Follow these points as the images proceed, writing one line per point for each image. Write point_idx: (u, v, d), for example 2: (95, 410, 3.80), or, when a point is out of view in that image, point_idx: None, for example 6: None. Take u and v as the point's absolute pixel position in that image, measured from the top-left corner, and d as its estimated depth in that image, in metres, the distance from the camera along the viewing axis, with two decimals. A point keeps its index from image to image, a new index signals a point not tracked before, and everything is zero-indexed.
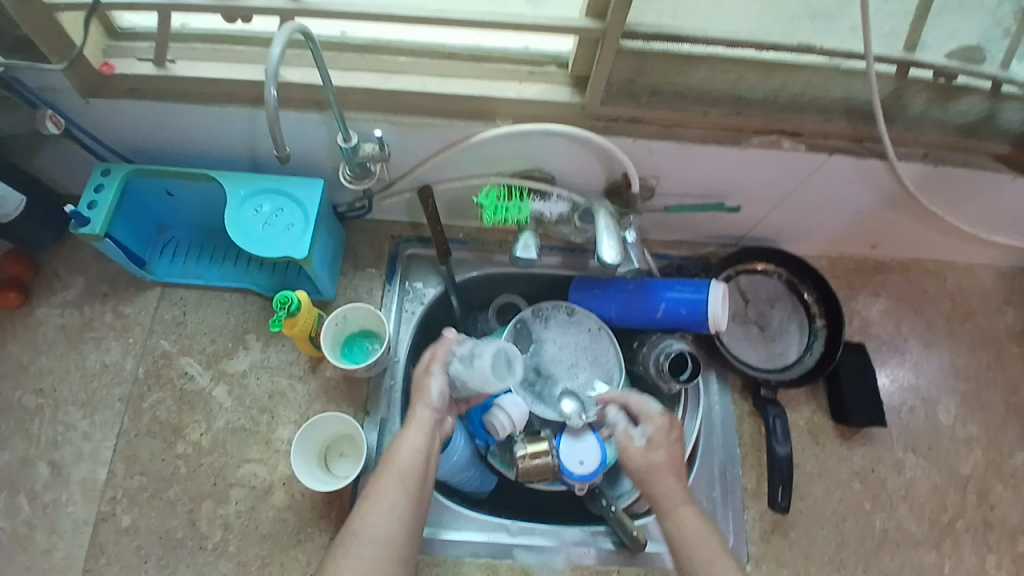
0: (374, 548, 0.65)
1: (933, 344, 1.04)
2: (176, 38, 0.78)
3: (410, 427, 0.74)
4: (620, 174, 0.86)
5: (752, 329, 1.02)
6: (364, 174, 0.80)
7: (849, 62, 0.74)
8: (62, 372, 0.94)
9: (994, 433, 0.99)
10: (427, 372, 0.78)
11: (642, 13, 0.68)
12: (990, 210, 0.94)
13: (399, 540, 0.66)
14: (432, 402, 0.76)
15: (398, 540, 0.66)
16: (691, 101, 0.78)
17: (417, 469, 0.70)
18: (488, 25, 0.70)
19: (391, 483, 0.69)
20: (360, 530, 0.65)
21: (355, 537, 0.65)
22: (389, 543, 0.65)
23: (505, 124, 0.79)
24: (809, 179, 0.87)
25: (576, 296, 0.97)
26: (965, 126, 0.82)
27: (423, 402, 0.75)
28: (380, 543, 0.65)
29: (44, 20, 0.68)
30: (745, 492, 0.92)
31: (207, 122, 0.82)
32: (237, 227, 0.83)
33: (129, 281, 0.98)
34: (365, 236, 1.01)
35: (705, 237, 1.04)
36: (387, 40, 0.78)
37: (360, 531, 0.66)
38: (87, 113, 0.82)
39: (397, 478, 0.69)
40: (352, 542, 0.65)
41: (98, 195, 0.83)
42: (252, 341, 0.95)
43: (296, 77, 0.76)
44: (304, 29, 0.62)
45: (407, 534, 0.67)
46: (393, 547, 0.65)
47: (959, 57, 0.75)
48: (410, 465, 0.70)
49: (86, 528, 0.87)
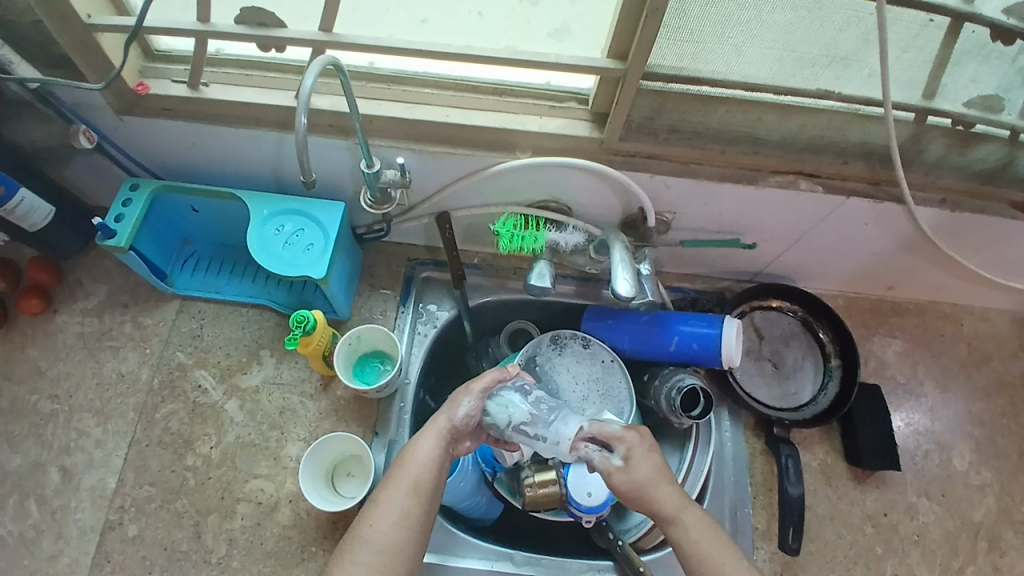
0: (383, 557, 0.63)
1: (947, 388, 1.02)
2: (211, 63, 0.80)
3: (425, 432, 0.73)
4: (636, 209, 0.88)
5: (766, 366, 1.01)
6: (384, 200, 0.81)
7: (870, 109, 0.74)
8: (78, 379, 0.95)
9: (1008, 481, 0.98)
10: (467, 388, 0.78)
11: (661, 57, 0.69)
12: (1006, 256, 0.94)
13: (406, 549, 0.64)
14: (457, 417, 0.75)
15: (404, 549, 0.64)
16: (709, 140, 0.78)
17: (429, 478, 0.69)
18: (511, 63, 0.71)
19: (400, 490, 0.67)
20: (367, 536, 0.64)
21: (362, 543, 0.63)
22: (394, 551, 0.64)
23: (524, 156, 0.80)
24: (826, 219, 0.87)
25: (589, 325, 0.98)
26: (983, 172, 0.82)
27: (450, 417, 0.75)
28: (385, 550, 0.63)
29: (85, 40, 0.71)
30: (755, 531, 0.91)
31: (235, 144, 0.84)
32: (259, 244, 0.85)
33: (150, 292, 1.00)
34: (382, 257, 1.03)
35: (720, 272, 1.04)
36: (413, 72, 0.80)
37: (369, 537, 0.64)
38: (119, 130, 0.84)
39: (408, 484, 0.67)
40: (360, 548, 0.63)
41: (125, 209, 0.86)
42: (266, 357, 0.97)
43: (325, 104, 0.78)
44: (334, 60, 0.64)
45: (413, 543, 0.65)
46: (398, 555, 0.64)
47: (977, 106, 0.76)
48: (422, 472, 0.69)
49: (93, 535, 0.87)
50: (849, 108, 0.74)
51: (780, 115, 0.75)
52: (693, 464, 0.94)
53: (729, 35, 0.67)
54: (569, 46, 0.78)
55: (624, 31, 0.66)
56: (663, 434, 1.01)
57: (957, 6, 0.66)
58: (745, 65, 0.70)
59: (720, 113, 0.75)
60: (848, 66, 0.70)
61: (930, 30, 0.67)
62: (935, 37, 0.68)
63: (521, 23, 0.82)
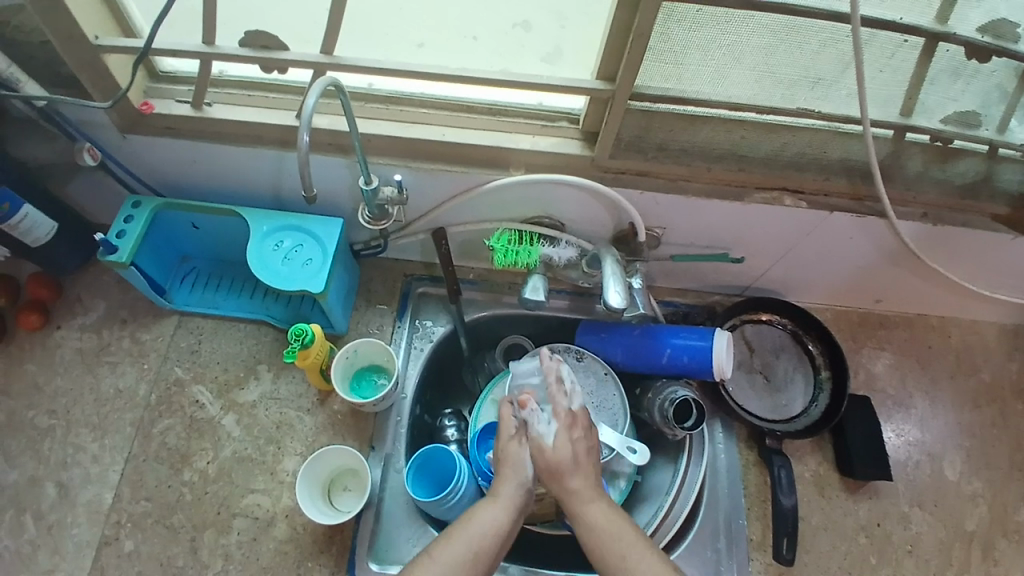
0: None
1: (936, 399, 1.04)
2: (214, 84, 0.83)
3: (499, 497, 0.74)
4: (627, 224, 0.90)
5: (757, 378, 1.03)
6: (381, 216, 0.83)
7: (849, 128, 0.77)
8: (76, 394, 0.96)
9: (999, 490, 0.99)
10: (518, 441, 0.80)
11: (648, 77, 0.72)
12: (989, 269, 0.96)
13: None
14: (528, 483, 0.76)
15: None
16: (696, 157, 0.81)
17: (488, 544, 0.69)
18: (506, 83, 0.74)
19: (459, 551, 0.68)
20: None
21: None
22: None
23: (518, 173, 0.83)
24: (813, 233, 0.90)
25: (582, 339, 0.99)
26: (964, 186, 0.85)
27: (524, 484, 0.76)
28: None
29: (90, 61, 0.73)
30: (750, 543, 0.92)
31: (238, 163, 0.87)
32: (258, 260, 0.87)
33: (149, 309, 1.02)
34: (378, 273, 1.04)
35: (711, 286, 1.06)
36: (410, 93, 0.83)
37: None
38: (122, 149, 0.87)
39: (467, 551, 0.68)
40: None
41: (127, 225, 0.88)
42: (264, 371, 0.98)
43: (325, 124, 0.81)
44: (335, 81, 0.66)
45: None
46: None
47: (956, 122, 0.78)
48: (484, 538, 0.69)
49: (88, 550, 0.88)
50: (830, 125, 0.77)
51: (763, 132, 0.78)
52: (686, 475, 0.95)
53: (713, 55, 0.70)
54: (560, 67, 0.81)
55: (612, 52, 0.69)
56: (656, 446, 1.03)
57: (931, 27, 0.69)
58: (728, 85, 0.73)
59: (706, 131, 0.78)
60: (827, 86, 0.73)
61: (905, 50, 0.71)
62: (909, 57, 0.72)
63: (513, 48, 0.85)
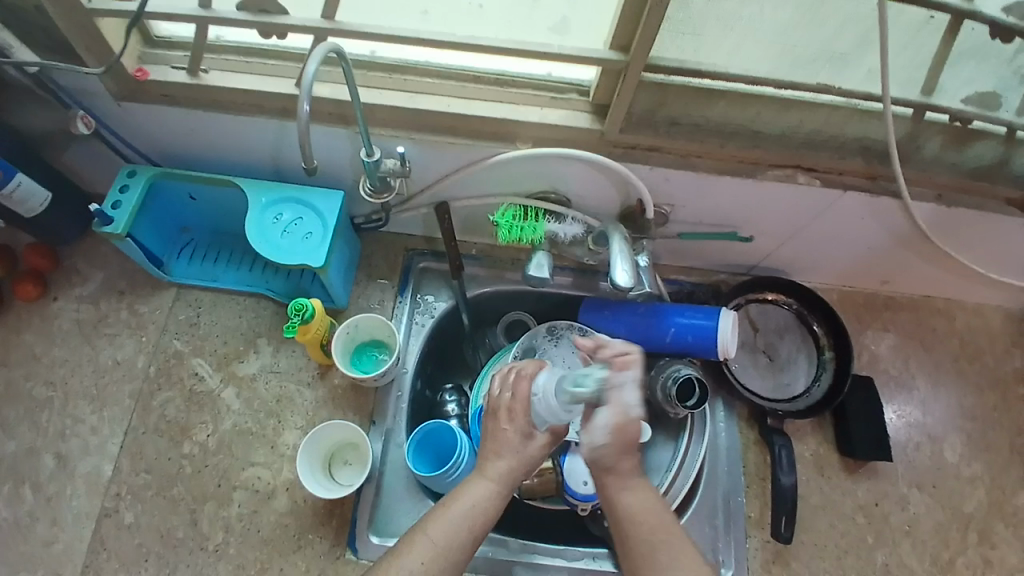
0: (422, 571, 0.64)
1: (939, 382, 1.04)
2: (211, 49, 0.80)
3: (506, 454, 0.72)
4: (635, 201, 0.88)
5: (761, 359, 1.02)
6: (384, 189, 0.81)
7: (868, 104, 0.75)
8: (74, 365, 0.95)
9: (997, 473, 0.99)
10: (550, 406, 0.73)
11: (663, 49, 0.69)
12: (1000, 252, 0.95)
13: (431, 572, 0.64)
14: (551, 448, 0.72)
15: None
16: (709, 133, 0.79)
17: (485, 508, 0.69)
18: (516, 54, 0.71)
19: (456, 516, 0.67)
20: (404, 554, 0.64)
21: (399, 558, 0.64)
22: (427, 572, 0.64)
23: (524, 146, 0.80)
24: (824, 214, 0.88)
25: (586, 316, 0.98)
26: (980, 168, 0.83)
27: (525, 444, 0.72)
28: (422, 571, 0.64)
29: (81, 23, 0.70)
30: (748, 521, 0.92)
31: (238, 133, 0.84)
32: (257, 232, 0.85)
33: (147, 280, 1.00)
34: (380, 247, 1.02)
35: (717, 264, 1.05)
36: (416, 62, 0.80)
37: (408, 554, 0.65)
38: (117, 116, 0.84)
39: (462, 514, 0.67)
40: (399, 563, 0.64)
41: (123, 195, 0.86)
42: (264, 345, 0.97)
43: (327, 93, 0.78)
44: (337, 48, 0.64)
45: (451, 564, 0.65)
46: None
47: (975, 103, 0.76)
48: (480, 502, 0.68)
49: (88, 521, 0.87)
50: (848, 103, 0.75)
51: (778, 109, 0.76)
52: (688, 453, 0.95)
53: (731, 26, 0.68)
54: (570, 37, 0.78)
55: (625, 23, 0.67)
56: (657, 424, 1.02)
57: (957, 4, 0.67)
58: (744, 59, 0.70)
59: (719, 107, 0.76)
60: (846, 62, 0.70)
61: (931, 27, 0.69)
62: (932, 33, 0.70)
63: (521, 15, 0.82)
